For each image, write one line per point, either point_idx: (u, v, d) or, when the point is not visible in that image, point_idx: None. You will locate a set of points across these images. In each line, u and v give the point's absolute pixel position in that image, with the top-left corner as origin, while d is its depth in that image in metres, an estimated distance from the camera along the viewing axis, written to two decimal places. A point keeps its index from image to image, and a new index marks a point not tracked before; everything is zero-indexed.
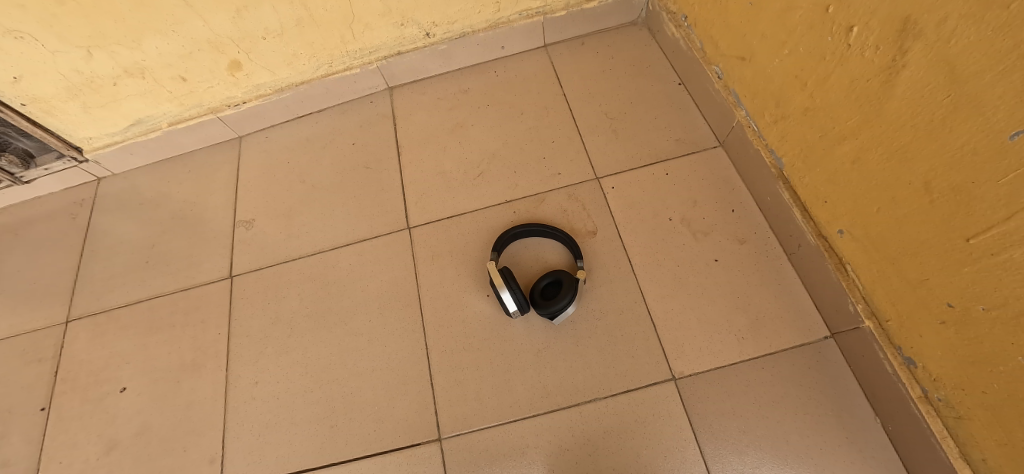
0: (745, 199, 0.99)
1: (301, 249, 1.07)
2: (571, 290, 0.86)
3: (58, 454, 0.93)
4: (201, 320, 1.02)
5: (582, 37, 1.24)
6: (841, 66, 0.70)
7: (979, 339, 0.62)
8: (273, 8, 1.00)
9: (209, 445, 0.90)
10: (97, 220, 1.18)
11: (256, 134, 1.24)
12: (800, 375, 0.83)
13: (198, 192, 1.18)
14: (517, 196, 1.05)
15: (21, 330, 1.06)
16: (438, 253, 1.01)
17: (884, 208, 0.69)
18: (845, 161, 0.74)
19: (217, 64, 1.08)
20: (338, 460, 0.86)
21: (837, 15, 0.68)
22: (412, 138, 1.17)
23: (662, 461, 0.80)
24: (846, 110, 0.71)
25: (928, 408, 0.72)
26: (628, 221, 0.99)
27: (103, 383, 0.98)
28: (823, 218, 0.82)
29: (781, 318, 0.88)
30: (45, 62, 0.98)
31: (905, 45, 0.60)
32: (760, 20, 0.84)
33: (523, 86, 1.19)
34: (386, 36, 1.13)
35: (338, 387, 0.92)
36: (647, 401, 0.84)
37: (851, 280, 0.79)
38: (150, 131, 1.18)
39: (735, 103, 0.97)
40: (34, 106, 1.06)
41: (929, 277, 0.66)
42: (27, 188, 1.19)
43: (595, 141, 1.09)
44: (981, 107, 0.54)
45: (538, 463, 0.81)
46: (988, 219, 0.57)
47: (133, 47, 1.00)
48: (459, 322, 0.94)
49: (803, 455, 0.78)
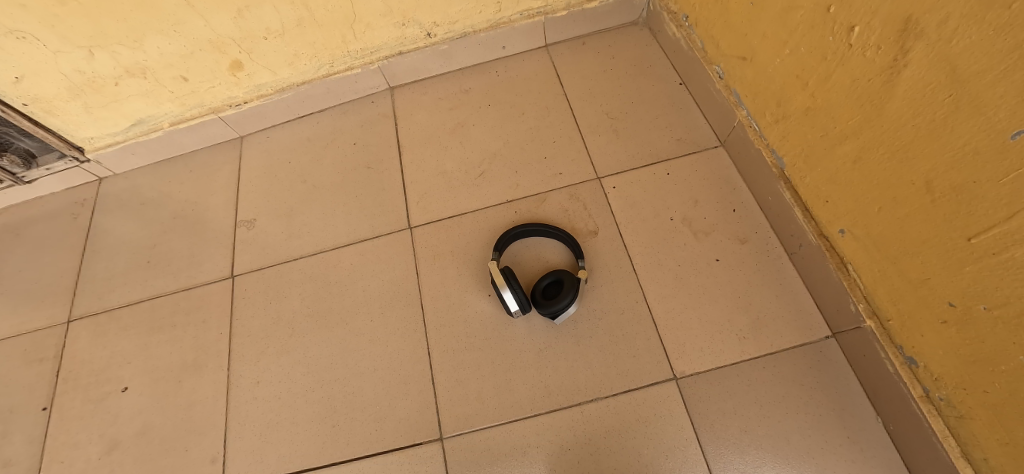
0: (746, 198, 0.99)
1: (301, 248, 1.07)
2: (571, 290, 0.86)
3: (59, 454, 0.93)
4: (202, 320, 1.02)
5: (582, 37, 1.24)
6: (842, 65, 0.70)
7: (980, 338, 0.63)
8: (274, 8, 1.00)
9: (210, 445, 0.90)
10: (97, 220, 1.18)
11: (256, 134, 1.24)
12: (801, 375, 0.83)
13: (198, 192, 1.18)
14: (518, 196, 1.05)
15: (22, 330, 1.06)
16: (439, 253, 1.01)
17: (885, 207, 0.70)
18: (846, 161, 0.74)
19: (218, 64, 1.09)
20: (339, 459, 0.86)
21: (839, 15, 0.68)
22: (413, 138, 1.17)
23: (663, 460, 0.80)
24: (847, 110, 0.71)
25: (929, 408, 0.72)
26: (629, 221, 0.99)
27: (104, 382, 0.99)
28: (824, 217, 0.82)
29: (781, 318, 0.88)
30: (47, 62, 0.98)
31: (906, 45, 0.60)
32: (761, 20, 0.84)
33: (523, 86, 1.19)
34: (387, 36, 1.13)
35: (338, 387, 0.92)
36: (647, 401, 0.84)
37: (852, 279, 0.80)
38: (151, 131, 1.18)
39: (736, 103, 0.97)
40: (35, 106, 1.06)
41: (931, 277, 0.66)
42: (28, 188, 1.19)
43: (595, 140, 1.09)
44: (982, 107, 0.54)
45: (538, 463, 0.81)
46: (990, 219, 0.57)
47: (134, 47, 1.00)
48: (460, 322, 0.94)
49: (804, 454, 0.78)
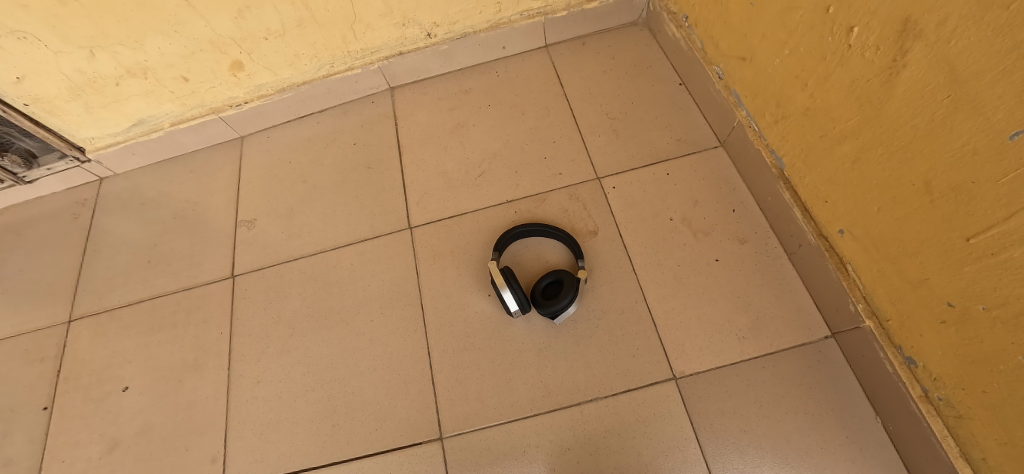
0: (746, 198, 0.99)
1: (302, 248, 1.07)
2: (571, 290, 0.87)
3: (60, 453, 0.93)
4: (202, 320, 1.02)
5: (582, 37, 1.24)
6: (842, 66, 0.70)
7: (979, 338, 0.63)
8: (275, 8, 1.00)
9: (211, 444, 0.91)
10: (98, 220, 1.18)
11: (257, 135, 1.24)
12: (800, 375, 0.83)
13: (199, 192, 1.18)
14: (518, 196, 1.05)
15: (23, 329, 1.06)
16: (439, 253, 1.01)
17: (885, 207, 0.70)
18: (846, 161, 0.74)
19: (218, 64, 1.09)
20: (339, 459, 0.86)
21: (838, 15, 0.68)
22: (413, 138, 1.17)
23: (663, 460, 0.80)
24: (846, 110, 0.71)
25: (928, 407, 0.72)
26: (629, 221, 0.99)
27: (105, 382, 0.99)
28: (823, 217, 0.82)
29: (781, 318, 0.88)
30: (48, 62, 0.99)
31: (906, 45, 0.60)
32: (760, 20, 0.84)
33: (523, 86, 1.19)
34: (387, 36, 1.13)
35: (339, 387, 0.92)
36: (647, 400, 0.84)
37: (852, 279, 0.80)
38: (152, 131, 1.18)
39: (736, 103, 0.97)
40: (36, 107, 1.06)
41: (930, 277, 0.66)
42: (29, 188, 1.20)
43: (595, 141, 1.09)
44: (982, 107, 0.54)
45: (538, 463, 0.82)
46: (988, 219, 0.57)
47: (135, 47, 1.01)
48: (460, 322, 0.94)
49: (804, 454, 0.78)
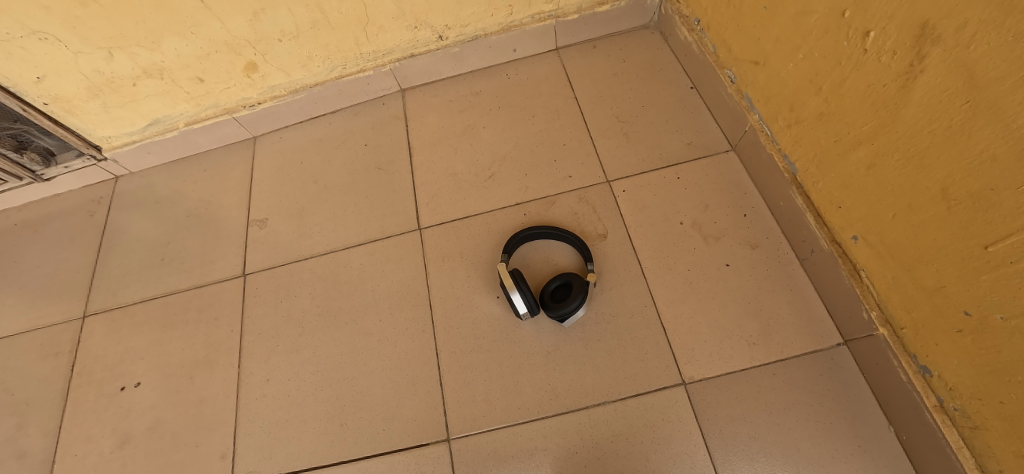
0: (756, 203, 0.98)
1: (313, 248, 1.08)
2: (581, 293, 0.86)
3: (73, 447, 0.94)
4: (213, 318, 1.03)
5: (593, 40, 1.24)
6: (857, 70, 0.69)
7: (997, 348, 0.61)
8: (289, 10, 1.01)
9: (220, 441, 0.91)
10: (114, 218, 1.20)
11: (269, 135, 1.25)
12: (813, 382, 0.82)
13: (212, 191, 1.20)
14: (528, 198, 1.05)
15: (40, 324, 1.08)
16: (449, 254, 1.02)
17: (900, 214, 0.69)
18: (860, 167, 0.73)
19: (233, 65, 1.10)
20: (346, 458, 0.87)
21: (854, 19, 0.68)
22: (424, 139, 1.17)
23: (670, 466, 0.79)
24: (861, 115, 0.71)
25: (944, 418, 0.71)
26: (639, 224, 0.99)
27: (117, 377, 1.00)
28: (837, 223, 0.82)
29: (792, 324, 0.87)
30: (68, 62, 1.00)
31: (923, 50, 0.59)
32: (774, 24, 0.83)
33: (534, 89, 1.19)
34: (399, 38, 1.14)
35: (347, 386, 0.93)
36: (656, 406, 0.83)
37: (865, 286, 0.79)
38: (166, 131, 1.20)
39: (748, 107, 0.96)
40: (55, 105, 1.08)
41: (946, 285, 0.66)
42: (47, 185, 1.22)
43: (606, 143, 1.09)
44: (1002, 113, 0.53)
45: (545, 466, 0.81)
46: (1006, 227, 0.56)
47: (153, 48, 1.02)
48: (468, 323, 0.94)
49: (815, 462, 0.77)
